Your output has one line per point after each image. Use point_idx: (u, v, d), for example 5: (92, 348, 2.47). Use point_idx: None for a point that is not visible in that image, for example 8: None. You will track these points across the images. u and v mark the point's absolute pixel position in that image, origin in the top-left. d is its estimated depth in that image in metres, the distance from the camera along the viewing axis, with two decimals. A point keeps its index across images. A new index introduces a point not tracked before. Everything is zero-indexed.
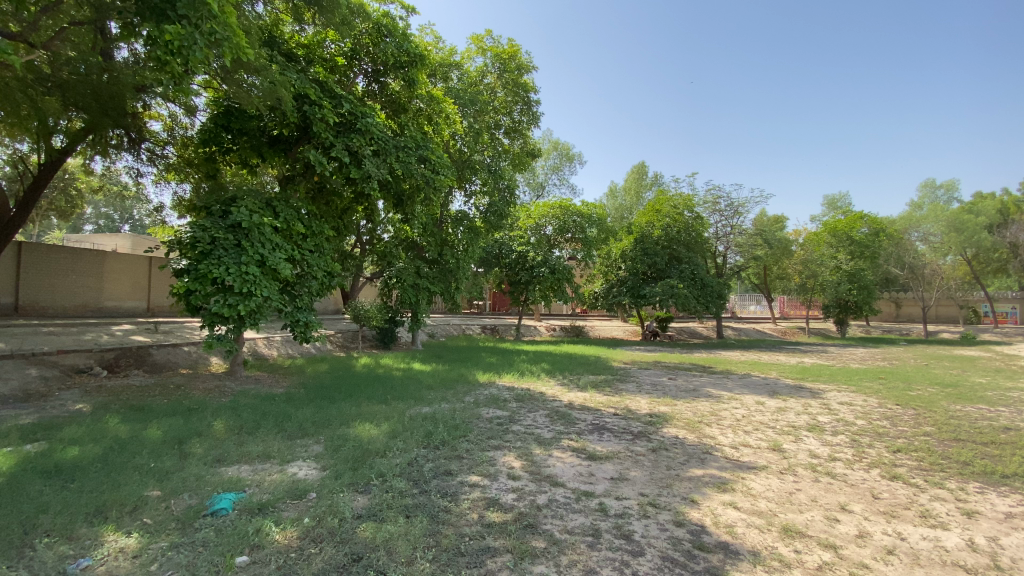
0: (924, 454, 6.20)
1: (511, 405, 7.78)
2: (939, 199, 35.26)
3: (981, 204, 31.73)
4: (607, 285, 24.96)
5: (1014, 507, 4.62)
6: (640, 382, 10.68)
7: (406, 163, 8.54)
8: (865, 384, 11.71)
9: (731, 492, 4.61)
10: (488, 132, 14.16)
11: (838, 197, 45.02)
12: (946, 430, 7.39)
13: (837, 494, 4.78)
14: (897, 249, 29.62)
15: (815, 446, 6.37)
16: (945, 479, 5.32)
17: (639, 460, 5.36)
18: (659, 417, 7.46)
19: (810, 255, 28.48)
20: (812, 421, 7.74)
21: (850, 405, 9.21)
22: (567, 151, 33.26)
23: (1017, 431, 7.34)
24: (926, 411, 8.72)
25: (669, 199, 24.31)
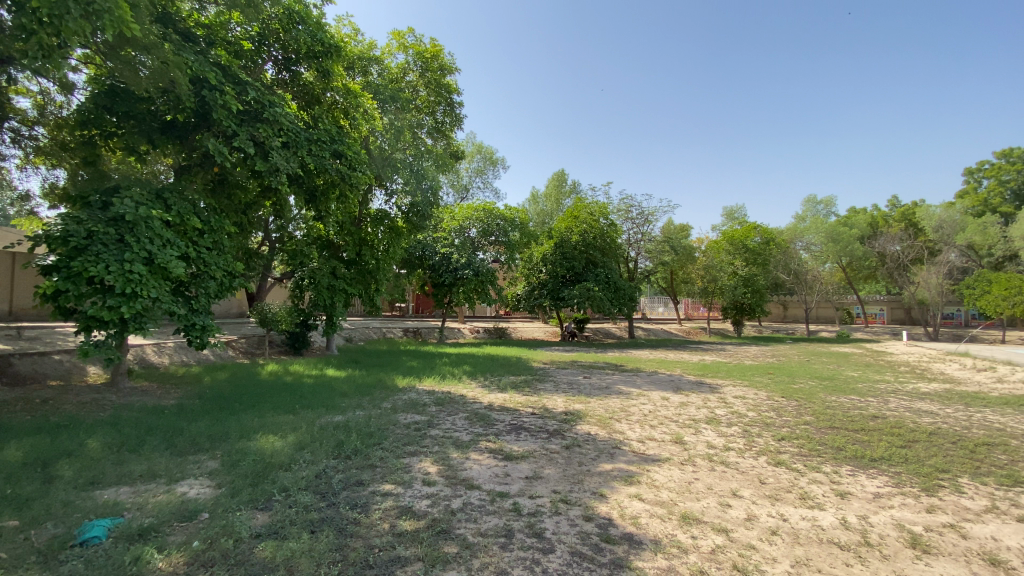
0: (804, 441, 6.92)
1: (429, 408, 7.65)
2: (819, 213, 39.51)
3: (853, 219, 36.13)
4: (529, 287, 25.36)
5: (878, 487, 5.28)
6: (557, 381, 10.97)
7: (319, 158, 8.13)
8: (757, 378, 12.91)
9: (637, 484, 4.85)
10: (409, 130, 13.85)
11: (735, 207, 49.04)
12: (823, 419, 8.31)
13: (731, 481, 5.19)
14: (784, 257, 33.05)
15: (713, 438, 6.89)
16: (822, 464, 5.96)
17: (553, 457, 5.48)
18: (573, 415, 7.70)
19: (711, 261, 31.58)
20: (711, 414, 8.37)
21: (744, 398, 10.08)
22: (490, 155, 33.47)
23: (879, 418, 8.43)
24: (806, 402, 9.76)
25: (585, 206, 25.36)
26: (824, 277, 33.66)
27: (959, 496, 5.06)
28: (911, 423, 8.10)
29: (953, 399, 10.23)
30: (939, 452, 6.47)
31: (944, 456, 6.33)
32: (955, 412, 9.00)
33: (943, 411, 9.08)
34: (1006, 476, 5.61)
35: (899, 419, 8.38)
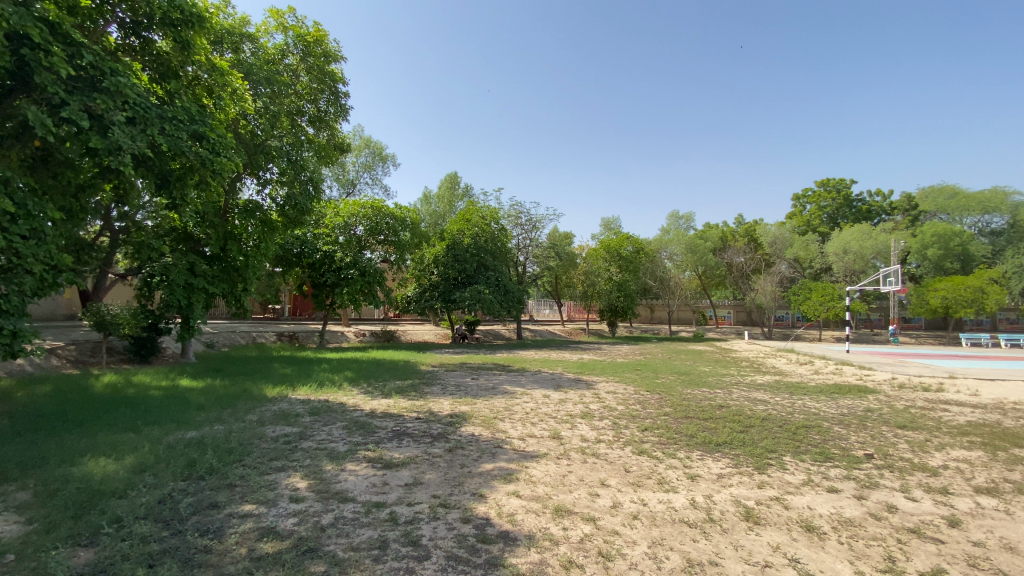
0: (665, 431, 7.67)
1: (302, 419, 7.12)
2: (681, 226, 44.27)
3: (709, 233, 41.11)
4: (419, 289, 24.92)
5: (721, 468, 6.03)
6: (444, 384, 10.89)
7: (176, 139, 7.15)
8: (629, 375, 14.02)
9: (515, 482, 4.98)
10: (286, 116, 12.73)
11: (612, 219, 53.00)
12: (680, 410, 9.30)
13: (601, 472, 5.56)
14: (652, 265, 36.84)
15: (587, 431, 7.34)
16: (677, 450, 6.65)
17: (435, 462, 5.41)
18: (458, 417, 7.70)
19: (589, 268, 34.30)
20: (586, 409, 8.92)
21: (616, 393, 10.91)
22: (380, 151, 32.30)
23: (725, 407, 9.64)
24: (667, 395, 10.85)
25: (477, 210, 25.70)
26: (684, 284, 37.68)
27: (783, 472, 5.96)
28: (749, 411, 9.38)
29: (781, 389, 12.07)
30: (769, 435, 7.58)
31: (773, 438, 7.42)
32: (782, 400, 10.61)
33: (773, 399, 10.66)
34: (816, 453, 6.74)
35: (741, 408, 9.65)
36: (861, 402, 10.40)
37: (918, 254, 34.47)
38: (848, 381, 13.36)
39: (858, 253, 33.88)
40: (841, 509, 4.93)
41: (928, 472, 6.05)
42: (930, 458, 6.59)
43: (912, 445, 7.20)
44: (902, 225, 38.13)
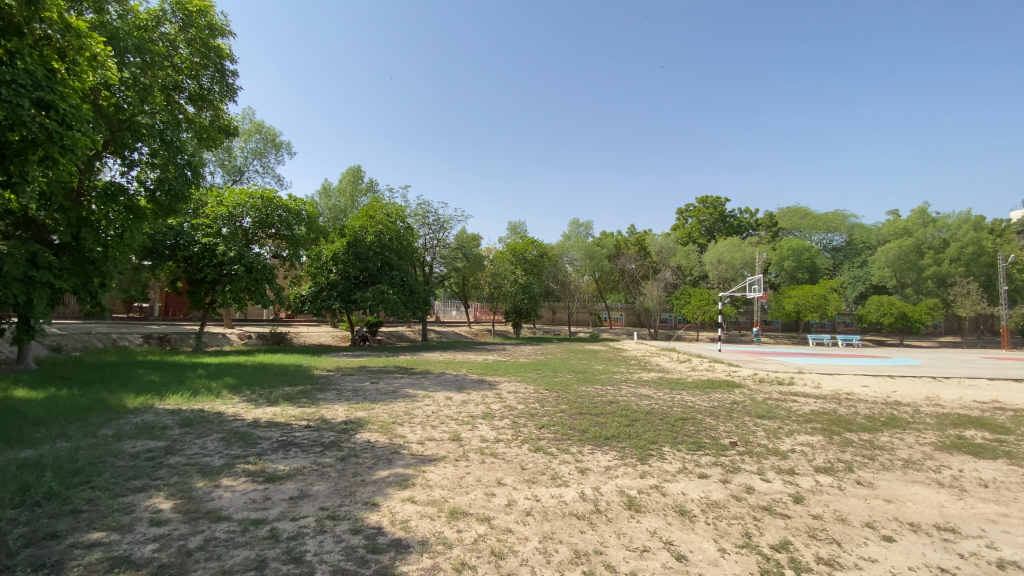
0: (560, 427, 8.02)
1: (170, 431, 6.37)
2: (581, 233, 46.53)
3: (606, 240, 43.70)
4: (316, 288, 23.59)
5: (609, 461, 6.43)
6: (339, 389, 10.39)
7: (14, 106, 6.01)
8: (529, 375, 14.43)
9: (411, 487, 4.88)
10: (159, 91, 11.32)
11: (518, 223, 54.19)
12: (575, 407, 9.75)
13: (497, 471, 5.65)
14: (554, 269, 38.25)
15: (486, 432, 7.42)
16: (570, 446, 6.98)
17: (324, 472, 5.13)
18: (353, 423, 7.38)
19: (495, 269, 34.80)
20: (487, 409, 9.01)
21: (516, 392, 11.17)
22: (273, 137, 29.97)
23: (615, 403, 10.30)
24: (565, 393, 11.33)
25: (382, 207, 24.80)
26: (583, 287, 39.63)
27: (662, 461, 6.51)
28: (636, 405, 10.12)
29: (664, 385, 13.19)
30: (652, 427, 8.23)
31: (655, 431, 8.08)
32: (665, 395, 11.60)
33: (657, 394, 11.61)
34: (691, 442, 7.45)
35: (629, 403, 10.38)
36: (730, 395, 11.69)
37: (777, 265, 39.57)
38: (720, 376, 14.95)
39: (729, 263, 38.05)
40: (709, 493, 5.50)
41: (779, 455, 6.96)
42: (781, 443, 7.59)
43: (767, 432, 8.24)
44: (766, 240, 43.52)
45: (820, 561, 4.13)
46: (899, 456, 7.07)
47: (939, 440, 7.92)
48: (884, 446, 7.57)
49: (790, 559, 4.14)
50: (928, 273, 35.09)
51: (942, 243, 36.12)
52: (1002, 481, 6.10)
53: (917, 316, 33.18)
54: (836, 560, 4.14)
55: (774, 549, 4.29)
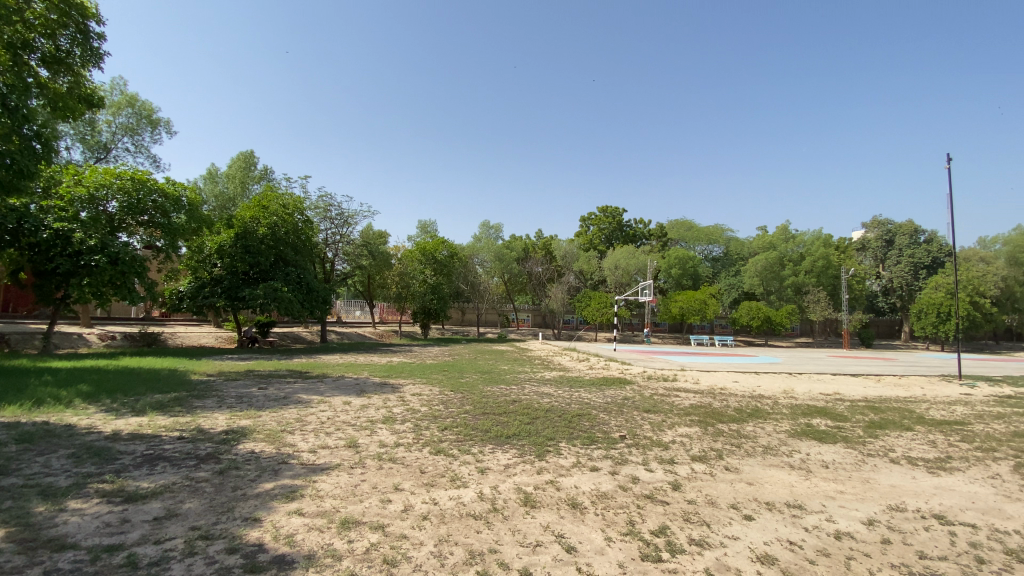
0: (462, 428, 8.05)
1: (1, 449, 5.39)
2: (491, 235, 46.91)
3: (514, 243, 44.46)
4: (197, 283, 21.42)
5: (508, 459, 6.57)
6: (222, 395, 9.49)
7: None
8: (433, 376, 14.29)
9: (299, 499, 4.61)
10: (2, 48, 9.53)
11: (428, 222, 53.34)
12: (479, 407, 9.82)
13: (395, 476, 5.52)
14: (464, 270, 38.19)
15: (385, 436, 7.22)
16: (471, 446, 7.02)
17: (198, 487, 4.66)
18: (236, 432, 6.78)
19: (404, 268, 33.59)
20: (387, 413, 8.76)
21: (419, 395, 10.99)
22: (149, 113, 26.61)
23: (517, 402, 10.55)
24: (469, 394, 11.37)
25: (277, 197, 23.14)
26: (492, 289, 40.04)
27: (558, 457, 6.80)
28: (537, 404, 10.45)
29: (564, 383, 13.75)
30: (551, 425, 8.54)
31: (553, 428, 8.41)
32: (564, 392, 12.10)
33: (557, 392, 12.08)
34: (586, 438, 7.85)
35: (530, 402, 10.68)
36: (623, 391, 12.49)
37: (666, 272, 43.05)
38: (615, 374, 15.92)
39: (625, 269, 40.76)
40: (599, 485, 5.84)
41: (662, 446, 7.59)
42: (665, 435, 8.28)
43: (653, 425, 8.95)
44: (657, 249, 47.20)
45: (692, 541, 4.57)
46: (760, 443, 8.04)
47: (791, 428, 9.15)
48: (748, 435, 8.56)
49: (667, 542, 4.53)
50: (788, 282, 40.25)
51: (799, 256, 41.60)
52: (837, 462, 7.18)
53: (779, 320, 37.91)
54: (705, 540, 4.61)
55: (654, 534, 4.67)
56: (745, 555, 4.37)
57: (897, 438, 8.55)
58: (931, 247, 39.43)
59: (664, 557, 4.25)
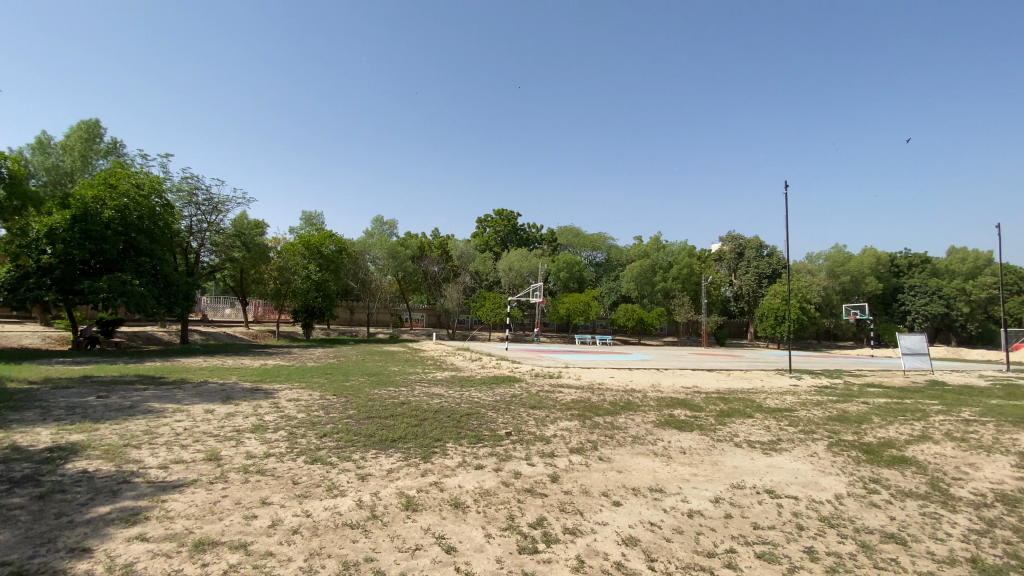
0: (344, 434, 7.66)
1: None
2: (384, 232, 45.18)
3: (409, 241, 43.29)
4: (16, 273, 17.80)
5: (391, 464, 6.40)
6: (46, 407, 7.99)
7: None
8: (314, 379, 13.41)
9: (142, 522, 4.05)
10: None
11: (314, 214, 49.94)
12: (362, 411, 9.44)
13: (262, 490, 5.09)
14: (354, 266, 36.48)
15: (254, 447, 6.62)
16: (351, 453, 6.72)
17: (6, 518, 3.88)
18: (62, 449, 5.75)
19: (285, 263, 31.39)
20: (258, 422, 8.04)
21: (297, 400, 10.26)
22: None
23: (405, 404, 10.32)
24: (353, 397, 10.87)
25: (128, 176, 20.24)
26: (384, 287, 38.69)
27: (443, 458, 6.79)
28: (425, 405, 10.32)
29: (454, 383, 13.76)
30: (437, 426, 8.50)
31: (441, 428, 8.37)
32: (453, 392, 12.11)
33: (446, 392, 12.05)
34: (472, 437, 7.93)
35: (419, 403, 10.51)
36: (511, 389, 12.83)
37: (555, 275, 45.04)
38: (504, 373, 16.28)
39: (518, 271, 41.96)
40: (483, 482, 5.94)
41: (544, 441, 7.93)
42: (548, 430, 8.67)
43: (537, 421, 9.31)
44: (548, 253, 49.28)
45: (566, 531, 4.84)
46: (631, 434, 8.76)
47: (658, 418, 10.11)
48: (622, 426, 9.29)
49: (544, 533, 4.74)
50: (659, 287, 44.48)
51: (669, 264, 46.03)
52: (693, 448, 8.10)
53: (651, 320, 41.69)
54: (578, 528, 4.92)
55: (531, 527, 4.86)
56: (612, 539, 4.73)
57: (740, 424, 9.88)
58: (772, 260, 46.22)
59: (540, 549, 4.46)
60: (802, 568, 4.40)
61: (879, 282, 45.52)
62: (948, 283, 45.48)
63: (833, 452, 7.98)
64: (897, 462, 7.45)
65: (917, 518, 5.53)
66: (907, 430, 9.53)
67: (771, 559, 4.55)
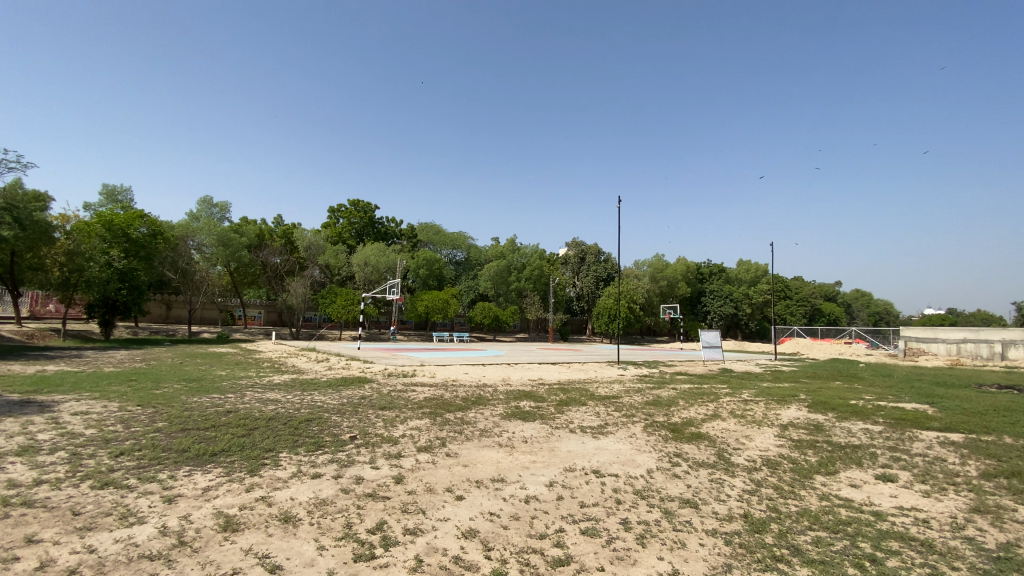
0: (150, 451, 6.52)
1: None
2: (213, 216, 39.37)
3: (246, 227, 37.79)
4: None
5: (209, 481, 5.65)
6: None
7: None
8: (112, 387, 11.19)
9: None
10: None
11: (120, 189, 41.74)
12: (176, 423, 8.16)
13: (27, 527, 4.13)
14: (172, 253, 31.26)
15: (17, 474, 5.31)
16: (158, 472, 5.77)
17: None
18: None
19: (76, 246, 25.11)
20: (24, 443, 6.44)
21: (85, 413, 8.46)
22: None
23: (232, 412, 9.17)
24: (164, 407, 9.33)
25: None
26: (213, 279, 34.14)
27: (274, 469, 6.18)
28: (258, 412, 9.30)
29: (294, 386, 12.66)
30: (270, 434, 7.73)
31: (274, 437, 7.61)
32: (293, 397, 11.13)
33: (285, 397, 11.03)
34: (311, 444, 7.37)
35: (249, 410, 9.44)
36: (359, 391, 12.26)
37: (413, 272, 44.19)
38: (352, 374, 15.48)
39: (374, 266, 40.30)
40: (319, 492, 5.56)
41: (390, 442, 7.72)
42: (396, 431, 8.47)
43: (384, 423, 9.02)
44: (406, 249, 48.26)
45: (406, 532, 4.77)
46: (478, 428, 9.01)
47: (504, 411, 10.56)
48: (470, 421, 9.49)
49: (382, 537, 4.61)
50: (513, 286, 46.52)
51: (522, 265, 48.35)
52: (534, 437, 8.62)
53: (505, 318, 43.46)
54: (418, 527, 4.89)
55: (370, 533, 4.68)
56: (451, 534, 4.80)
57: (577, 412, 10.84)
58: (608, 265, 51.74)
59: (377, 554, 4.32)
60: (618, 538, 4.97)
61: (690, 287, 53.84)
62: (737, 290, 55.69)
63: (649, 433, 9.19)
64: (696, 438, 8.90)
65: (707, 484, 6.65)
66: (704, 410, 11.45)
67: (593, 533, 5.05)
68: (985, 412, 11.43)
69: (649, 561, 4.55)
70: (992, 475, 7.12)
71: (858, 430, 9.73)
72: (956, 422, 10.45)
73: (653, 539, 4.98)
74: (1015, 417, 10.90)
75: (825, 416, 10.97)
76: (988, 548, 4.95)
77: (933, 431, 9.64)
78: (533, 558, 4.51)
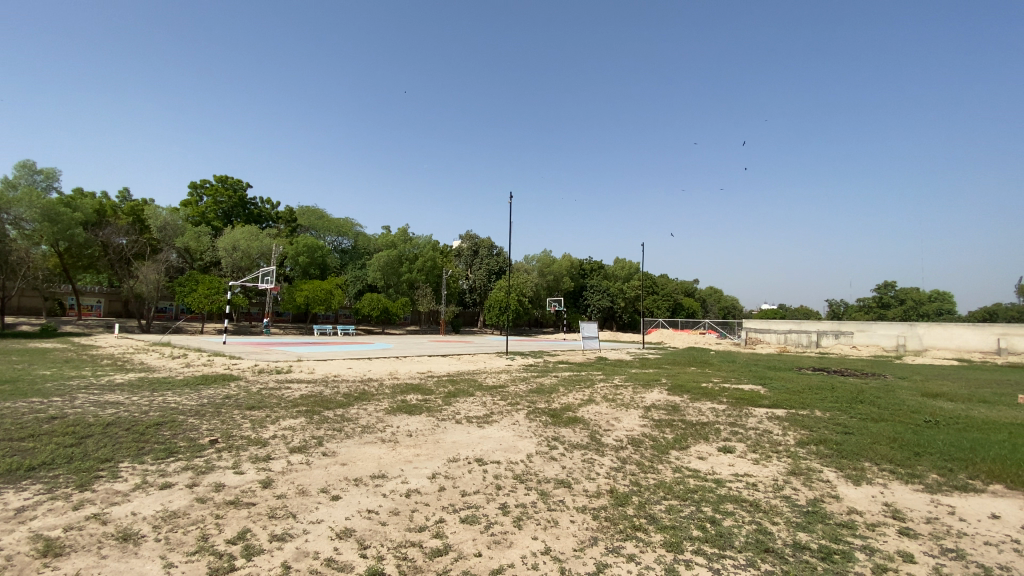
0: None
1: None
2: (35, 185, 32.59)
3: (80, 201, 31.60)
4: None
5: (26, 499, 4.78)
6: None
7: None
8: None
9: None
10: None
11: None
12: None
13: None
14: None
15: None
16: None
17: None
18: None
19: None
20: None
21: None
22: None
23: (57, 419, 7.72)
24: None
25: None
26: (32, 260, 28.46)
27: (112, 483, 5.36)
28: (92, 418, 7.93)
29: (143, 387, 11.04)
30: (108, 442, 6.73)
31: (112, 446, 6.60)
32: (140, 398, 9.73)
33: (129, 399, 9.57)
34: (161, 450, 6.54)
35: (82, 415, 8.06)
36: (225, 390, 11.14)
37: (292, 260, 41.02)
38: (216, 371, 13.91)
39: (245, 251, 36.70)
40: (169, 503, 4.96)
41: (258, 444, 7.11)
42: (265, 432, 7.82)
43: (253, 424, 8.28)
44: (284, 233, 44.78)
45: (273, 538, 4.45)
46: (360, 424, 8.68)
47: (390, 406, 10.28)
48: (351, 418, 9.08)
49: (245, 547, 4.26)
50: (404, 278, 45.32)
51: (414, 256, 47.24)
52: (418, 430, 8.54)
53: (395, 310, 42.21)
54: (287, 532, 4.59)
55: (230, 543, 4.30)
56: (325, 536, 4.59)
57: (462, 403, 10.94)
58: (499, 259, 52.90)
59: (237, 565, 3.99)
60: (496, 523, 5.14)
61: (574, 282, 57.08)
62: (615, 284, 60.30)
63: (530, 419, 9.59)
64: (571, 422, 9.51)
65: (580, 464, 7.16)
66: (580, 396, 12.26)
67: (472, 520, 5.16)
68: (803, 391, 13.73)
69: (523, 543, 4.77)
70: (805, 443, 8.62)
71: (707, 409, 11.14)
72: (781, 399, 12.45)
73: (528, 520, 5.24)
74: (821, 394, 13.29)
75: (681, 398, 12.40)
76: (799, 504, 5.99)
77: (763, 408, 11.39)
78: (411, 551, 4.48)
